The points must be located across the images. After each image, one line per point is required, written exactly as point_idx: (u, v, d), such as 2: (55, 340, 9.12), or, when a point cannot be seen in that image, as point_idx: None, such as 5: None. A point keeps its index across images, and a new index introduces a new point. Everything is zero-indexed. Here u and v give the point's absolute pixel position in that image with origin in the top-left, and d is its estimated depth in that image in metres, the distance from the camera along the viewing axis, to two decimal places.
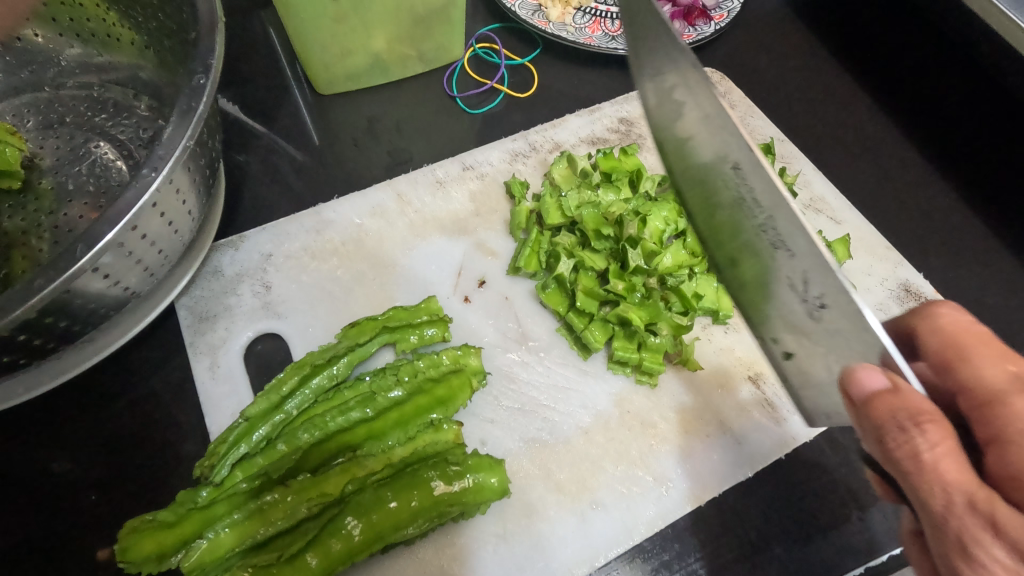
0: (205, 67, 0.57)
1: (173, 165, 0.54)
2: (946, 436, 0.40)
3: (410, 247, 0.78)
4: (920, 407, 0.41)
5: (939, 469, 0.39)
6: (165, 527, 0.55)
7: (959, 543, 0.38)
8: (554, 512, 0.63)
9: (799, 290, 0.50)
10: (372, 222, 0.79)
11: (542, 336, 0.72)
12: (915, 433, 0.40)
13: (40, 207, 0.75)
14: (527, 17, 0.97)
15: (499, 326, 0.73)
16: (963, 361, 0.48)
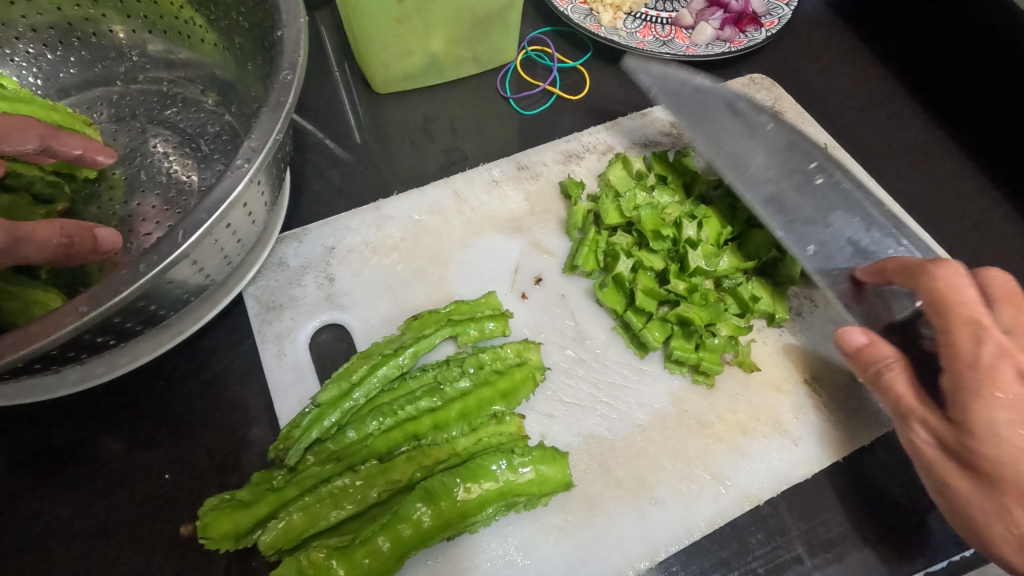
0: (292, 64, 0.60)
1: (264, 156, 0.56)
2: (901, 375, 0.61)
3: (467, 244, 0.79)
4: (884, 358, 0.62)
5: (892, 389, 0.61)
6: (243, 506, 0.57)
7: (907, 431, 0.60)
8: (613, 506, 0.64)
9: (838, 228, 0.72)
10: (429, 219, 0.81)
11: (599, 334, 0.74)
12: (886, 374, 0.61)
13: (113, 197, 0.78)
14: (580, 20, 0.99)
15: (557, 323, 0.74)
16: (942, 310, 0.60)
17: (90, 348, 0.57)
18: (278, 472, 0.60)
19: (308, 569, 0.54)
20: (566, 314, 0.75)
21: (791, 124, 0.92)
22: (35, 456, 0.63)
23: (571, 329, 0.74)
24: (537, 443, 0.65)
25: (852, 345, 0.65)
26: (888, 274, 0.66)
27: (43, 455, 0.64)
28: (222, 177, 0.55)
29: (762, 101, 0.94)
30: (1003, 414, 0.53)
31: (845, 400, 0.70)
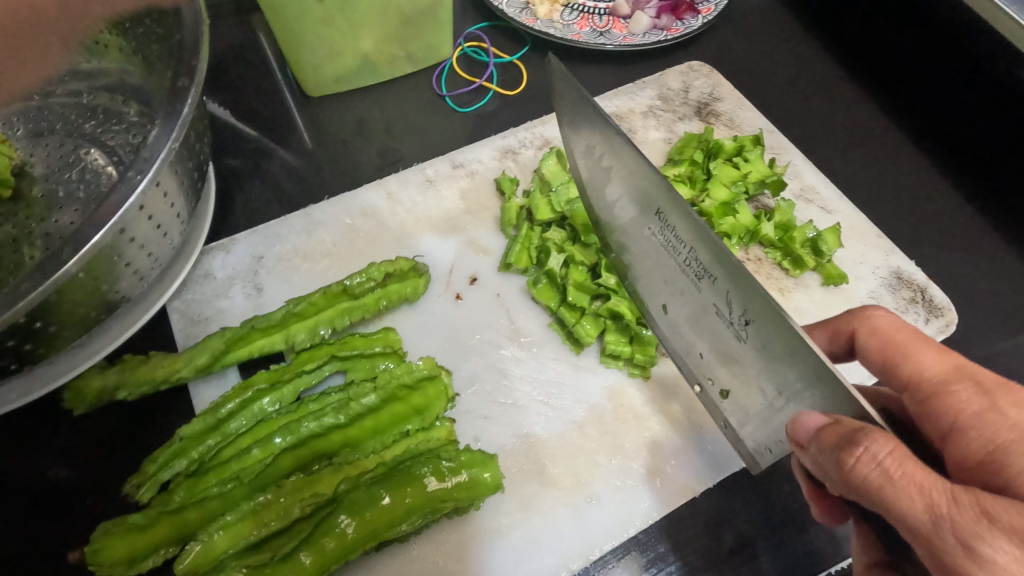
0: (189, 70, 0.59)
1: (157, 168, 0.55)
2: (896, 442, 0.39)
3: (629, 194, 0.64)
4: (851, 433, 0.41)
5: (905, 473, 0.38)
6: (138, 530, 0.55)
7: (958, 559, 0.35)
8: (549, 506, 0.63)
9: (724, 320, 0.55)
10: (614, 161, 0.64)
11: (648, 288, 0.64)
12: (869, 449, 0.40)
13: (31, 215, 0.75)
14: (515, 14, 0.98)
15: (674, 285, 0.60)
16: (904, 355, 0.49)
17: None
18: (177, 495, 0.58)
19: None
20: (624, 258, 0.67)
21: (729, 110, 0.92)
22: None
23: (687, 281, 0.58)
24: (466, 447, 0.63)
25: (808, 430, 0.45)
26: (822, 439, 0.43)
27: None
28: (114, 192, 0.54)
29: (700, 88, 0.94)
30: None
31: None
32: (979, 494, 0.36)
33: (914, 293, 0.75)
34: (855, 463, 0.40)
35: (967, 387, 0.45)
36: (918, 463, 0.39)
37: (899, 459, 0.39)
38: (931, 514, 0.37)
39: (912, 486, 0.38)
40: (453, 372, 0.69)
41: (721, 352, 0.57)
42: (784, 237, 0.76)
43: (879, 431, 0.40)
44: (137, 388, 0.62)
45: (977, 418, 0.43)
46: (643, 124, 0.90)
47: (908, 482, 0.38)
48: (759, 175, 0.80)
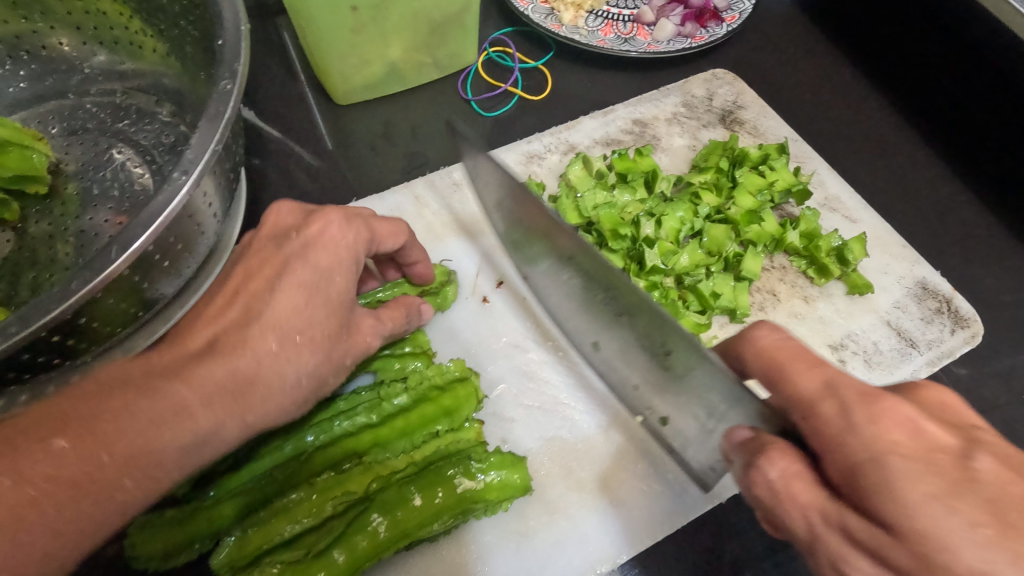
0: (231, 72, 0.59)
1: (201, 169, 0.56)
2: (794, 463, 0.43)
3: (541, 237, 0.66)
4: (759, 452, 0.45)
5: (791, 493, 0.42)
6: (176, 524, 0.56)
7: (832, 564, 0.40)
8: (575, 510, 0.63)
9: (650, 353, 0.58)
10: (518, 208, 0.68)
11: (577, 324, 0.68)
12: (767, 468, 0.44)
13: (66, 212, 0.77)
14: (541, 20, 0.98)
15: (602, 323, 0.64)
16: (778, 375, 0.44)
17: (32, 368, 0.56)
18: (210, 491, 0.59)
19: None
20: (552, 296, 0.70)
21: (753, 119, 0.92)
22: None
23: (612, 317, 0.62)
24: (495, 449, 0.64)
25: (732, 443, 0.49)
26: (738, 456, 0.47)
27: None
28: (159, 192, 0.54)
29: (724, 96, 0.94)
30: (920, 489, 0.36)
31: None
32: (845, 515, 0.40)
33: (939, 304, 0.76)
34: (760, 489, 0.44)
35: (833, 404, 0.41)
36: (808, 483, 0.42)
37: (796, 481, 0.42)
38: (810, 529, 0.42)
39: (792, 507, 0.42)
40: (480, 374, 0.70)
41: (650, 382, 0.61)
42: (809, 245, 0.77)
43: (784, 449, 0.44)
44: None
45: (834, 440, 0.40)
46: (667, 131, 0.90)
47: (797, 504, 0.42)
48: (785, 184, 0.80)
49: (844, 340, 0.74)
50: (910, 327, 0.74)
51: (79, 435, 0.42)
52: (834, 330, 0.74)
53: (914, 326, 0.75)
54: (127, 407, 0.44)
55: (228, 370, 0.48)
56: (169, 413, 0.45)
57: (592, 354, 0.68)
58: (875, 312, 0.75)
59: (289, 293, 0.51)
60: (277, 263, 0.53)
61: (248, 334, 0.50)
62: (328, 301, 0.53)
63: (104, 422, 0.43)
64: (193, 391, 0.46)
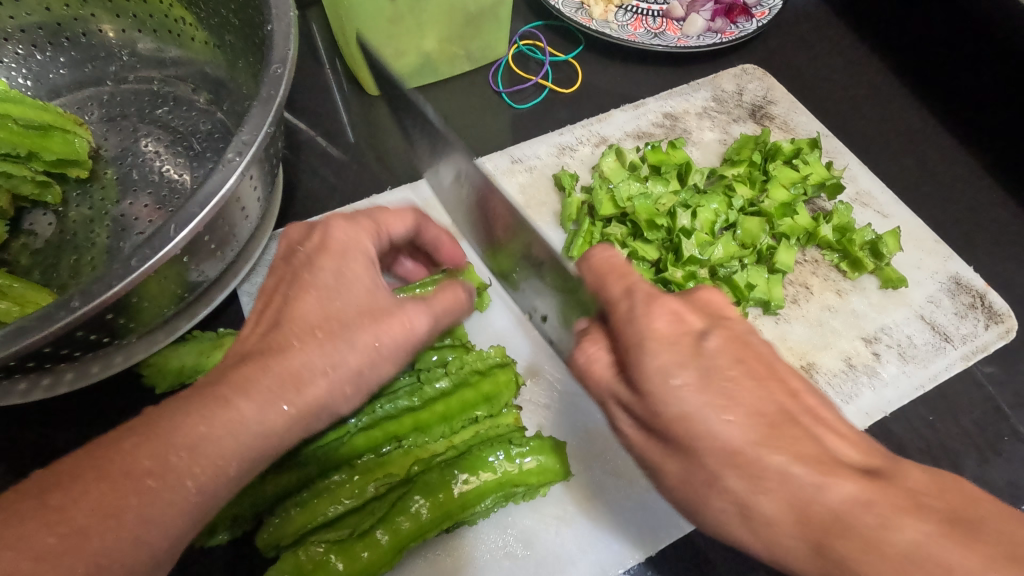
0: (282, 58, 0.60)
1: (253, 151, 0.56)
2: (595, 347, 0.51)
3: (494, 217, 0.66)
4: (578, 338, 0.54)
5: (590, 373, 0.51)
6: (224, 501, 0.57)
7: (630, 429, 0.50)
8: (613, 496, 0.64)
9: (526, 259, 0.64)
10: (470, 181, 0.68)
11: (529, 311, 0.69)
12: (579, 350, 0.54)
13: (106, 196, 0.78)
14: (571, 14, 0.99)
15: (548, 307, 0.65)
16: (601, 280, 0.50)
17: (82, 346, 0.57)
18: None
19: (307, 564, 0.54)
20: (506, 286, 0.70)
21: (783, 114, 0.92)
22: (32, 458, 0.63)
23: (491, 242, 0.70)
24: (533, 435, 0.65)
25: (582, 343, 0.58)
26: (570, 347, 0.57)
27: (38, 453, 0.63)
28: (212, 173, 0.55)
29: (754, 91, 0.95)
30: (666, 357, 0.44)
31: (842, 385, 0.71)
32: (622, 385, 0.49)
33: (973, 298, 0.76)
34: (590, 384, 0.52)
35: (626, 302, 0.48)
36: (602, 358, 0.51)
37: (608, 375, 0.50)
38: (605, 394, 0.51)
39: (615, 403, 0.49)
40: (517, 362, 0.70)
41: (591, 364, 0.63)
42: (842, 239, 0.76)
43: (592, 335, 0.52)
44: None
45: (626, 331, 0.47)
46: (697, 125, 0.91)
47: (619, 402, 0.49)
48: (819, 178, 0.81)
49: (878, 334, 0.74)
50: (944, 321, 0.75)
51: (148, 433, 0.41)
52: (867, 324, 0.75)
53: (948, 320, 0.75)
54: (183, 412, 0.42)
55: (265, 372, 0.46)
56: (212, 422, 0.43)
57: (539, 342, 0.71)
58: (909, 307, 0.76)
59: (314, 295, 0.50)
60: (294, 274, 0.52)
61: (274, 336, 0.47)
62: (355, 291, 0.51)
63: (161, 428, 0.41)
64: (245, 396, 0.44)
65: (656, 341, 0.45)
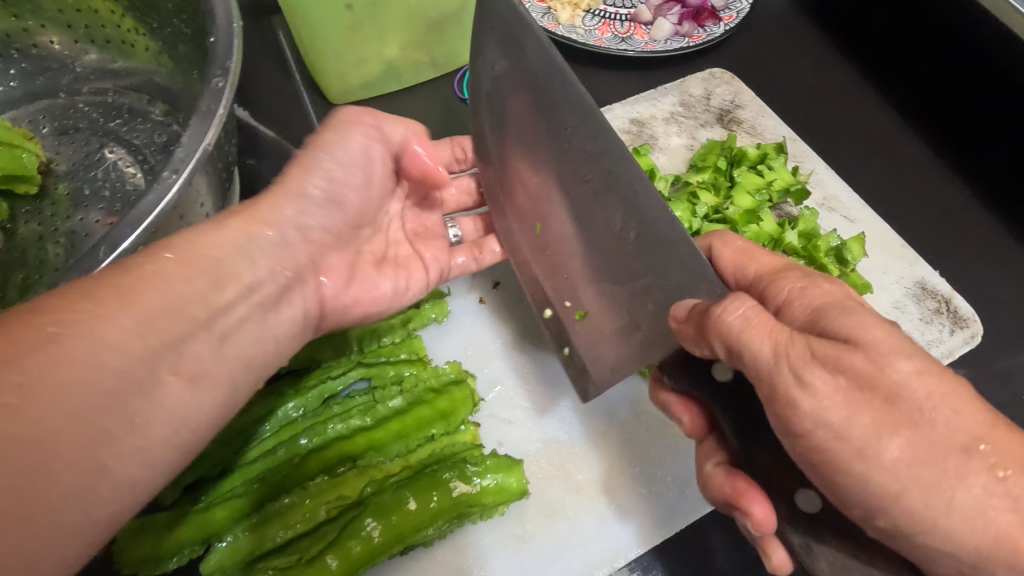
0: (223, 70, 0.58)
1: (193, 167, 0.55)
2: (756, 304, 0.46)
3: (581, 184, 0.63)
4: (731, 300, 0.46)
5: (749, 331, 0.44)
6: (168, 528, 0.55)
7: (786, 386, 0.42)
8: (574, 513, 0.62)
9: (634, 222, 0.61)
10: (545, 138, 0.65)
11: (611, 293, 0.61)
12: (732, 310, 0.46)
13: (57, 212, 0.76)
14: (538, 19, 0.98)
15: (662, 277, 0.58)
16: (748, 259, 0.56)
17: None
18: (202, 496, 0.58)
19: None
20: (585, 266, 0.63)
21: (751, 118, 0.92)
22: None
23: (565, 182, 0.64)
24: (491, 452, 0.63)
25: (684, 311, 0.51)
26: (715, 312, 0.47)
27: None
28: (149, 191, 0.53)
29: (722, 95, 0.94)
30: (870, 320, 0.43)
31: None
32: (807, 340, 0.43)
33: (939, 303, 0.75)
34: (747, 350, 0.44)
35: (796, 274, 0.51)
36: (767, 317, 0.45)
37: (773, 328, 0.44)
38: (775, 351, 0.43)
39: (784, 362, 0.42)
40: (476, 376, 0.69)
41: (675, 359, 0.56)
42: (808, 245, 0.76)
43: (739, 296, 0.47)
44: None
45: (799, 295, 0.49)
46: (665, 130, 0.90)
47: (790, 357, 0.42)
48: (784, 184, 0.80)
49: None
50: (909, 327, 0.74)
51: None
52: None
53: (914, 326, 0.74)
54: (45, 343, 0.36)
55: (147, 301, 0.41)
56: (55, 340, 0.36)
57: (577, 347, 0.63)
58: None
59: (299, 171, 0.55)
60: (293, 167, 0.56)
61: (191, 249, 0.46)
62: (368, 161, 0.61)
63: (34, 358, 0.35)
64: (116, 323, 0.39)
65: (840, 300, 0.46)
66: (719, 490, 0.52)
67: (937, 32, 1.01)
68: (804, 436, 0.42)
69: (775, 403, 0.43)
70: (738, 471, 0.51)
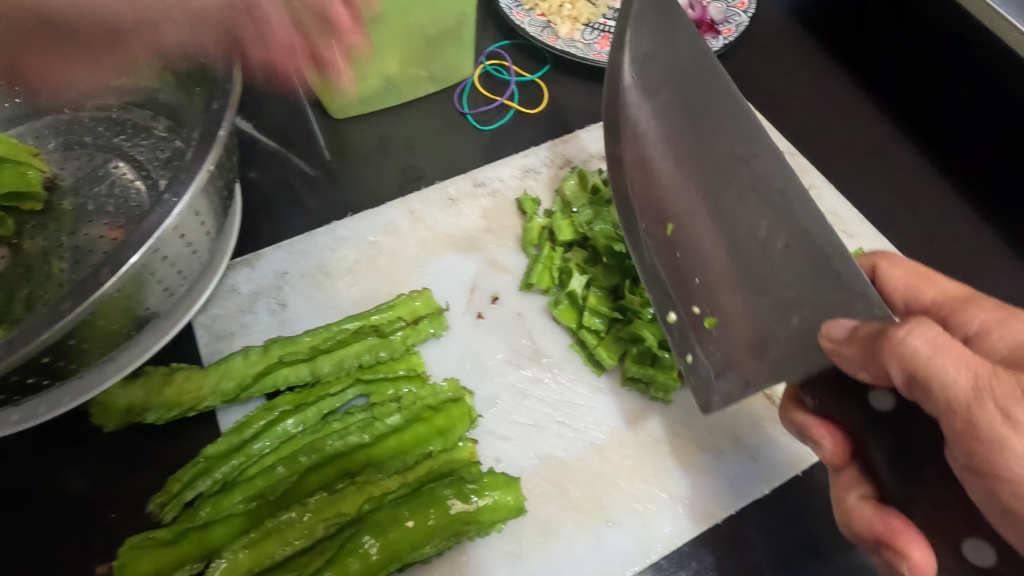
0: (224, 93, 0.60)
1: (194, 189, 0.56)
2: (940, 331, 0.43)
3: (729, 188, 0.69)
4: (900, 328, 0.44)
5: (941, 367, 0.42)
6: (165, 545, 0.56)
7: (970, 430, 0.40)
8: (570, 530, 0.63)
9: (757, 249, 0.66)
10: (694, 150, 0.70)
11: (752, 304, 0.64)
12: (916, 337, 0.43)
13: (61, 227, 0.77)
14: (537, 34, 0.99)
15: (811, 291, 0.63)
16: (923, 283, 0.60)
17: (20, 389, 0.56)
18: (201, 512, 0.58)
19: None
20: (726, 271, 0.66)
21: None
22: None
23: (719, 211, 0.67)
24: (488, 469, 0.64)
25: (843, 335, 0.51)
26: (895, 346, 0.44)
27: None
28: (151, 213, 0.55)
29: None
30: None
31: None
32: (999, 376, 0.40)
33: None
34: (935, 380, 0.42)
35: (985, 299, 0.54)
36: (954, 347, 0.42)
37: (970, 359, 0.41)
38: (974, 387, 0.40)
39: (987, 398, 0.40)
40: (474, 392, 0.70)
41: (818, 377, 0.58)
42: None
43: (924, 321, 0.44)
44: (164, 414, 0.63)
45: (984, 333, 0.50)
46: None
47: (995, 393, 0.40)
48: None
49: None
50: None
51: None
52: None
53: None
54: None
55: None
56: None
57: (700, 356, 0.64)
58: None
59: None
60: None
61: None
62: None
63: None
64: None
65: None
66: (868, 527, 0.52)
67: (933, 47, 1.02)
68: (1009, 480, 0.40)
69: (976, 441, 0.40)
70: (892, 511, 0.51)
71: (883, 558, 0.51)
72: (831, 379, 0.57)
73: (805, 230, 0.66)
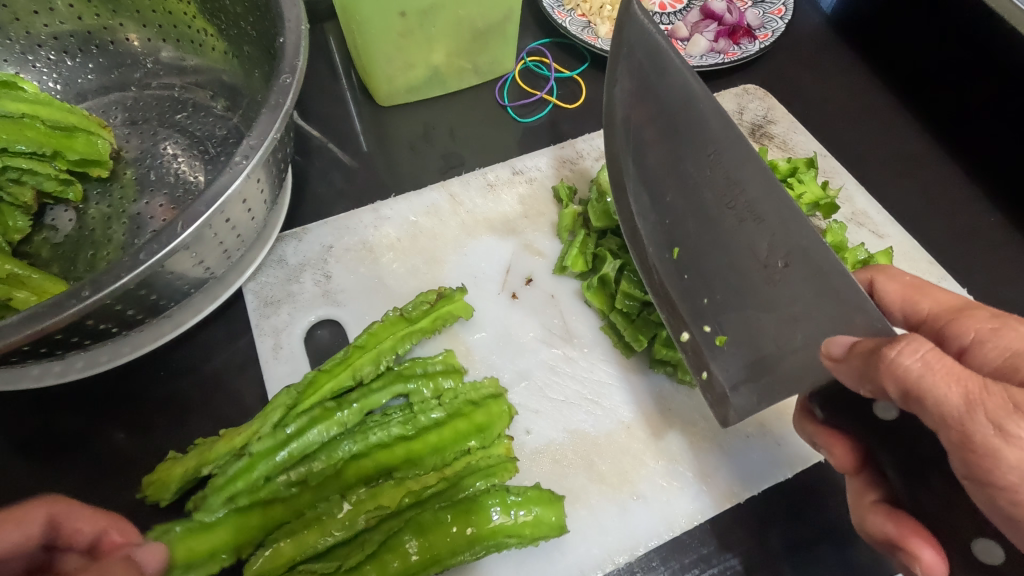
0: (291, 69, 0.63)
1: (261, 154, 0.60)
2: (931, 348, 0.44)
3: (729, 211, 0.69)
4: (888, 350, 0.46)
5: (932, 384, 0.43)
6: (204, 528, 0.57)
7: (965, 438, 0.42)
8: (594, 499, 0.65)
9: (759, 263, 0.67)
10: (693, 177, 0.71)
11: (762, 321, 0.65)
12: (902, 356, 0.45)
13: (124, 195, 0.81)
14: (578, 32, 1.02)
15: (816, 305, 0.64)
16: (919, 294, 0.60)
17: (93, 335, 0.61)
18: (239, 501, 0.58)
19: None
20: (731, 292, 0.67)
21: (782, 133, 0.93)
22: (38, 441, 0.66)
23: (717, 227, 0.69)
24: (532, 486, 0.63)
25: (840, 350, 0.53)
26: (884, 367, 0.46)
27: (44, 439, 0.66)
28: (221, 175, 0.58)
29: (754, 111, 0.95)
30: None
31: None
32: (990, 388, 0.41)
33: None
34: (929, 398, 0.43)
35: (984, 311, 0.53)
36: (945, 363, 0.43)
37: (961, 375, 0.43)
38: (965, 400, 0.42)
39: (979, 412, 0.41)
40: (508, 366, 0.72)
41: (826, 392, 0.60)
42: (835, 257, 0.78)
43: (912, 338, 0.45)
44: (224, 460, 0.59)
45: (981, 344, 0.50)
46: None
47: (986, 407, 0.41)
48: (814, 197, 0.81)
49: None
50: None
51: None
52: None
53: None
54: None
55: None
56: None
57: (716, 373, 0.65)
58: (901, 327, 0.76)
59: None
60: None
61: None
62: None
63: None
64: None
65: None
66: (881, 529, 0.54)
67: (972, 57, 1.03)
68: (1006, 488, 0.41)
69: (972, 452, 0.42)
70: (903, 515, 0.53)
71: (897, 558, 0.53)
72: (834, 396, 0.59)
73: (801, 242, 0.67)
